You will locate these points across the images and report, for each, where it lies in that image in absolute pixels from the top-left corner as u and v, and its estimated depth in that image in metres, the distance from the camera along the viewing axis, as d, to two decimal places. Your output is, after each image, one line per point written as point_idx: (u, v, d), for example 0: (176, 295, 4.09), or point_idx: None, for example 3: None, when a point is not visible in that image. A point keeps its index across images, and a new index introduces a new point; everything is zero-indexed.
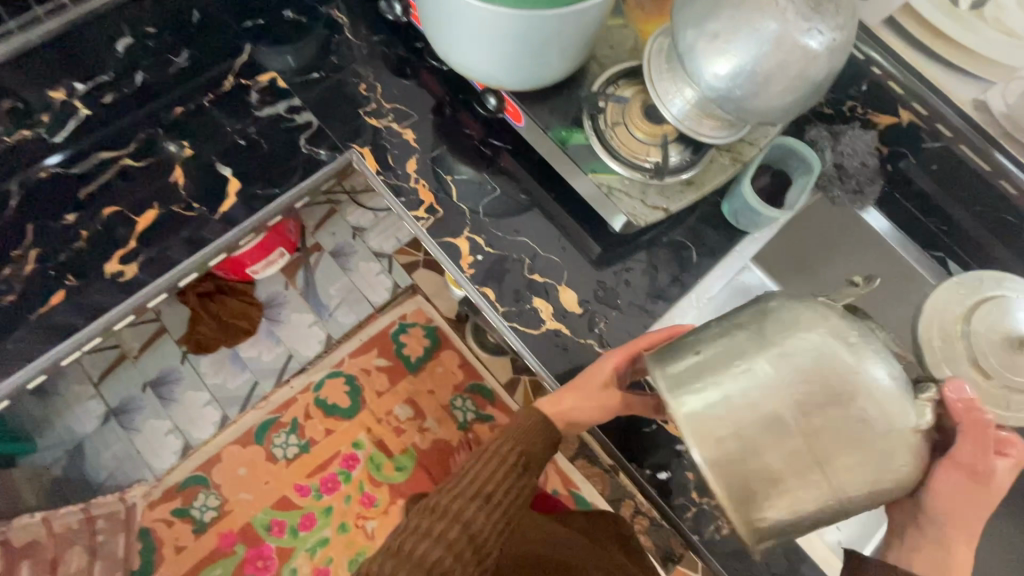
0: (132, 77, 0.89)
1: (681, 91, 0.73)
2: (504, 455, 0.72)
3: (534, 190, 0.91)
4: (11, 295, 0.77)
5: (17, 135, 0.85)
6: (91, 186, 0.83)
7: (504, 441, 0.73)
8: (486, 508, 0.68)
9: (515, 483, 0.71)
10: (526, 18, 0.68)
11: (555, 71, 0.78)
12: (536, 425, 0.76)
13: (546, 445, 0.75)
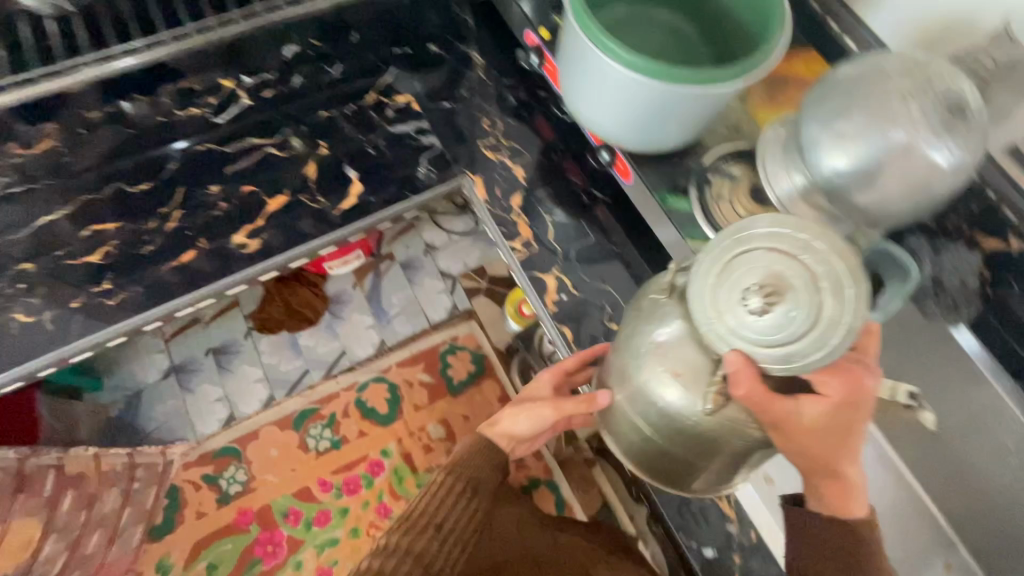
0: (289, 79, 1.02)
1: (792, 176, 0.75)
2: (450, 485, 0.77)
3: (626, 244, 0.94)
4: (148, 245, 0.86)
5: (188, 111, 0.96)
6: (236, 164, 0.93)
7: (446, 472, 0.78)
8: (437, 536, 0.74)
9: (464, 507, 0.78)
10: (658, 87, 0.73)
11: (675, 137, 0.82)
12: (475, 450, 0.81)
13: (491, 466, 0.82)
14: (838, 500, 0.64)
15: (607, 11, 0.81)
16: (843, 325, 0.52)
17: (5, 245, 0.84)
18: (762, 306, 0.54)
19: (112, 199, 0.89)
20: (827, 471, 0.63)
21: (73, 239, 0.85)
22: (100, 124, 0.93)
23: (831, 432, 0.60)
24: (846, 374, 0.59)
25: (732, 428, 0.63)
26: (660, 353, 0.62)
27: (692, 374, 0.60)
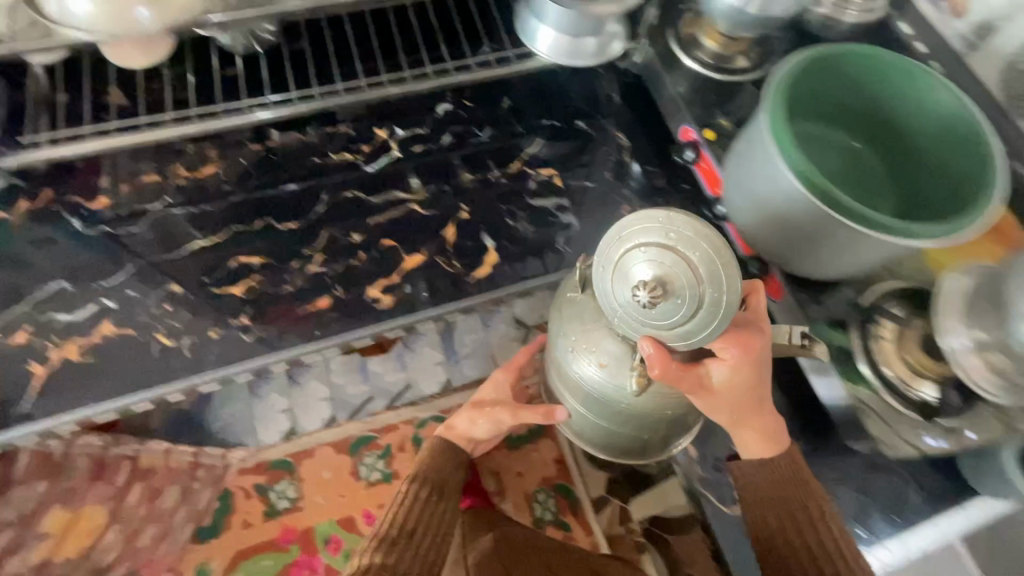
0: (440, 137, 1.02)
1: (976, 331, 0.69)
2: (415, 492, 0.85)
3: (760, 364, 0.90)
4: (288, 285, 0.87)
5: (340, 155, 0.98)
6: (379, 216, 0.94)
7: (412, 483, 0.86)
8: (410, 544, 0.80)
9: (437, 510, 0.85)
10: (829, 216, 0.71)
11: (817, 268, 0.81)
12: (432, 454, 0.91)
13: (454, 464, 0.92)
14: (761, 445, 0.76)
15: (804, 121, 0.78)
16: (720, 298, 0.64)
17: (158, 264, 0.87)
18: (649, 299, 0.65)
19: (260, 232, 0.91)
20: (746, 420, 0.75)
21: (219, 268, 0.87)
22: (259, 154, 0.97)
23: (744, 393, 0.72)
24: (743, 330, 0.71)
25: (658, 393, 0.78)
26: (594, 348, 0.78)
27: (620, 360, 0.77)
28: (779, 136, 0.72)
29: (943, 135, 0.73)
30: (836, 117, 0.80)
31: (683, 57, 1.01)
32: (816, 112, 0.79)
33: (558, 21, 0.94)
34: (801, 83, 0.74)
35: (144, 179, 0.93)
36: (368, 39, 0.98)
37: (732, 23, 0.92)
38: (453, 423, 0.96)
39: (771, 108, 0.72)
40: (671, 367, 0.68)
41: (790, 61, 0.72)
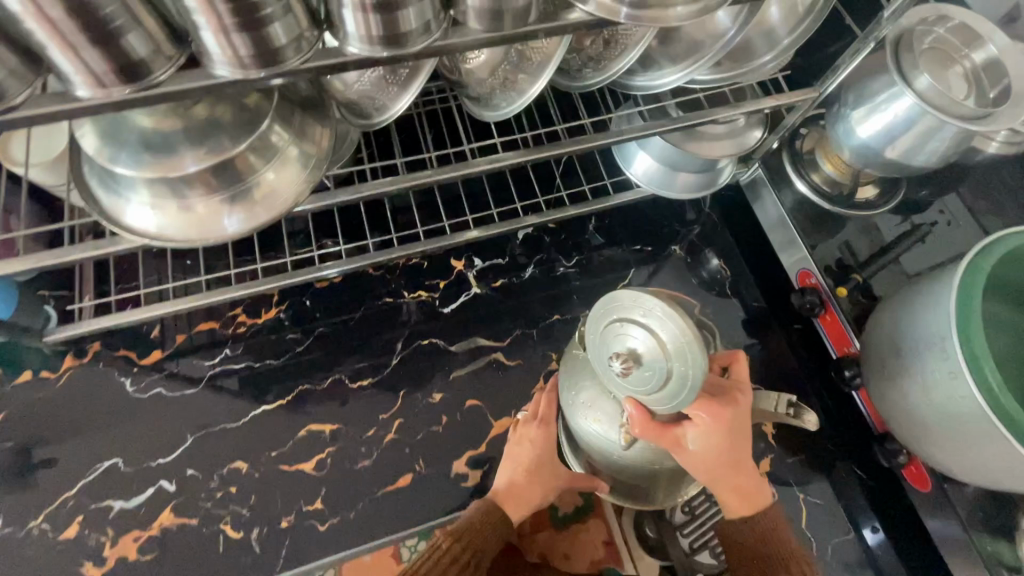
0: (522, 268, 0.92)
1: None
2: (451, 555, 0.62)
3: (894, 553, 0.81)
4: (365, 459, 0.78)
5: (415, 293, 0.88)
6: (462, 370, 0.85)
7: (452, 537, 0.64)
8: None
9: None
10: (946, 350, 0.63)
11: (923, 445, 0.70)
12: (485, 518, 0.67)
13: (497, 538, 0.67)
14: (738, 504, 0.66)
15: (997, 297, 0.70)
16: (688, 372, 0.55)
17: (219, 433, 0.78)
18: (623, 370, 0.58)
19: (333, 393, 0.82)
20: (725, 484, 0.65)
21: (288, 438, 0.79)
22: (326, 294, 0.87)
23: (718, 454, 0.62)
24: (712, 389, 0.63)
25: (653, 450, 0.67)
26: (590, 410, 0.69)
27: (610, 419, 0.67)
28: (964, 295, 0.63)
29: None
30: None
31: (795, 179, 0.89)
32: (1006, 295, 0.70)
33: (662, 152, 0.81)
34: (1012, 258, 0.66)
35: (198, 327, 0.84)
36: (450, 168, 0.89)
37: (855, 159, 0.81)
38: (516, 490, 0.71)
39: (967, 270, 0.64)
40: (645, 425, 0.61)
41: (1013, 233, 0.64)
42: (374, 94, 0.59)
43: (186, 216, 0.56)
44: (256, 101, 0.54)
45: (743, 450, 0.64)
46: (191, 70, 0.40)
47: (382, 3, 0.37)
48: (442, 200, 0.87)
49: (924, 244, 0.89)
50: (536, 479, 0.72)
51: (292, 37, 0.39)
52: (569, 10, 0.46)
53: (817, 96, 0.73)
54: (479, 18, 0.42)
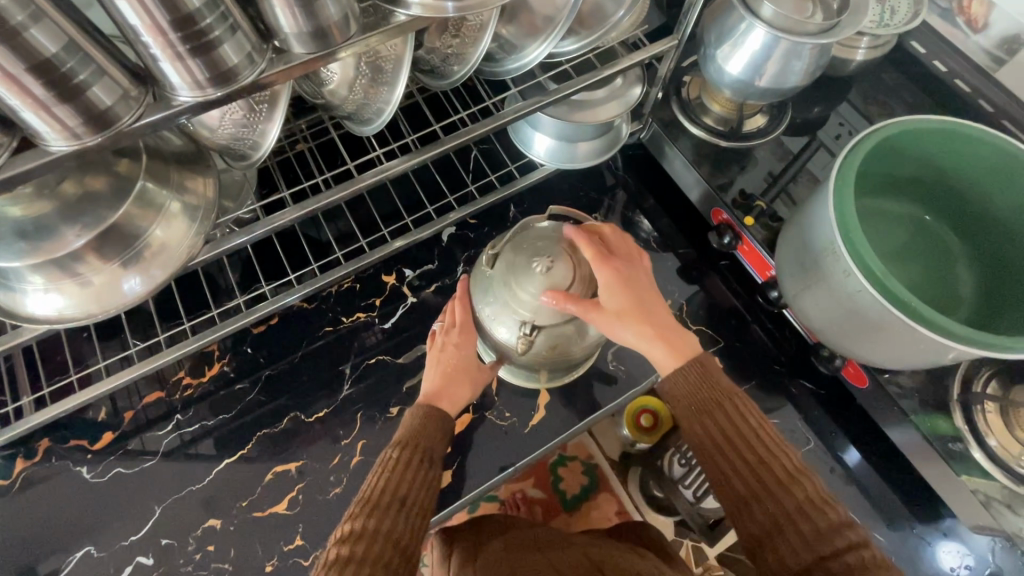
0: (453, 267, 0.94)
1: None
2: (406, 461, 0.64)
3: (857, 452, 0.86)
4: (336, 487, 0.79)
5: (354, 316, 0.90)
6: (414, 378, 0.86)
7: (400, 447, 0.65)
8: (404, 511, 0.60)
9: (423, 475, 0.64)
10: (844, 222, 0.64)
11: (839, 324, 0.71)
12: (424, 419, 0.69)
13: (443, 434, 0.69)
14: (663, 355, 0.64)
15: (882, 192, 0.75)
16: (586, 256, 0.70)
17: (186, 497, 0.78)
18: (547, 267, 0.67)
19: (291, 431, 0.82)
20: (648, 340, 0.65)
21: (255, 486, 0.79)
22: (265, 337, 0.88)
23: (624, 304, 0.65)
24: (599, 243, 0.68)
25: (557, 351, 0.74)
26: (495, 320, 0.73)
27: (510, 327, 0.72)
28: (847, 167, 0.65)
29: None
30: (931, 205, 0.74)
31: (689, 126, 0.93)
32: (896, 186, 0.74)
33: (555, 130, 0.85)
34: (918, 145, 0.67)
35: (147, 399, 0.83)
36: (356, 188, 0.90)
37: (736, 93, 0.85)
38: (445, 393, 0.73)
39: (854, 148, 0.65)
40: (562, 298, 0.65)
41: (928, 116, 0.64)
42: (242, 134, 0.59)
43: (86, 290, 0.55)
44: (125, 167, 0.55)
45: (650, 297, 0.67)
46: (27, 153, 0.41)
47: (195, 47, 0.39)
48: (356, 221, 0.88)
49: (821, 155, 0.93)
50: (462, 381, 0.75)
51: (115, 97, 0.40)
52: (392, 16, 0.48)
53: (677, 43, 0.76)
54: (301, 42, 0.43)
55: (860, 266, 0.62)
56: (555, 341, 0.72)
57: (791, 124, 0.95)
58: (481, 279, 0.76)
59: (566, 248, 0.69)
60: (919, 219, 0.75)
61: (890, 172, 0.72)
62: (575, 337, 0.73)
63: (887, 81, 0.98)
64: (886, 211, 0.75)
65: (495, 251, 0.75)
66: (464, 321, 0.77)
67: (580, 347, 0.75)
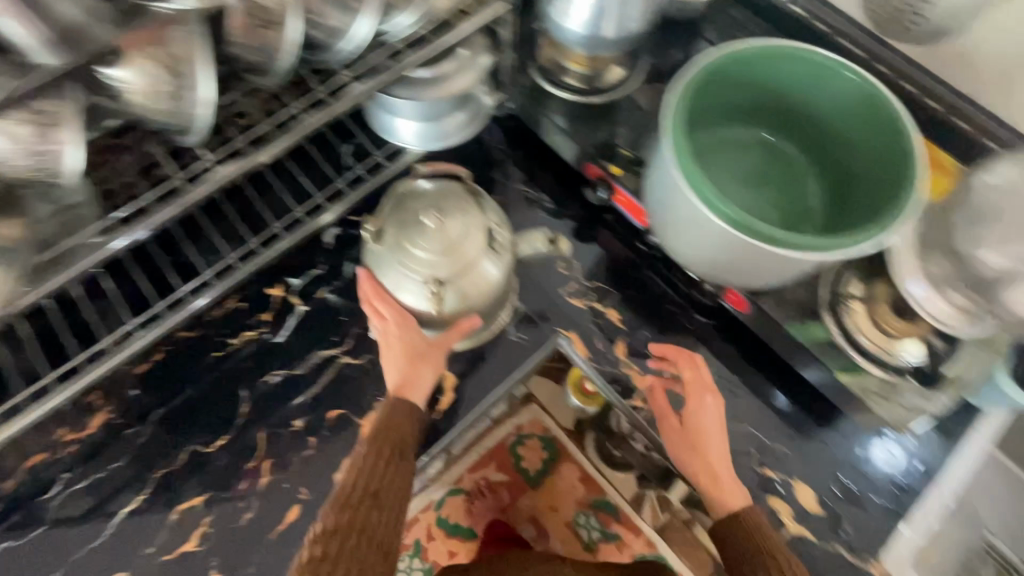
0: (341, 267, 0.91)
1: (931, 272, 0.71)
2: (376, 453, 0.67)
3: (756, 374, 0.88)
4: (247, 513, 0.77)
5: (243, 337, 0.86)
6: (313, 387, 0.83)
7: (370, 443, 0.69)
8: (377, 505, 0.64)
9: (397, 471, 0.67)
10: (682, 160, 0.65)
11: (703, 255, 0.73)
12: (392, 411, 0.72)
13: (411, 422, 0.72)
14: (710, 486, 0.74)
15: (730, 119, 0.77)
16: (466, 201, 0.81)
17: (89, 555, 0.74)
18: (437, 219, 0.78)
19: (191, 467, 0.79)
20: (698, 469, 0.75)
21: (160, 529, 0.76)
22: (150, 375, 0.83)
23: (695, 429, 0.77)
24: (691, 374, 0.80)
25: (469, 301, 0.80)
26: (400, 286, 0.79)
27: (418, 287, 0.78)
28: (679, 103, 0.65)
29: (864, 160, 0.70)
30: (777, 125, 0.77)
31: (551, 89, 0.93)
32: (742, 112, 0.76)
33: (415, 112, 0.84)
34: (734, 74, 0.70)
35: (29, 463, 0.78)
36: (219, 205, 0.86)
37: (589, 49, 0.85)
38: (407, 383, 0.76)
39: (684, 83, 0.66)
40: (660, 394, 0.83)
41: (736, 44, 0.67)
42: (41, 163, 0.52)
43: None
44: None
45: (715, 438, 0.76)
46: None
47: None
48: (224, 239, 0.84)
49: None
50: (418, 364, 0.76)
51: None
52: None
53: (510, 5, 0.75)
54: None
55: (708, 206, 0.64)
56: (463, 290, 0.79)
57: (651, 69, 0.97)
58: (376, 254, 0.80)
59: (442, 204, 0.79)
60: (767, 141, 0.78)
61: (730, 100, 0.74)
62: (479, 283, 0.80)
63: (736, 15, 1.01)
64: (737, 138, 0.78)
65: (377, 227, 0.80)
66: (394, 312, 0.78)
67: (486, 291, 0.81)
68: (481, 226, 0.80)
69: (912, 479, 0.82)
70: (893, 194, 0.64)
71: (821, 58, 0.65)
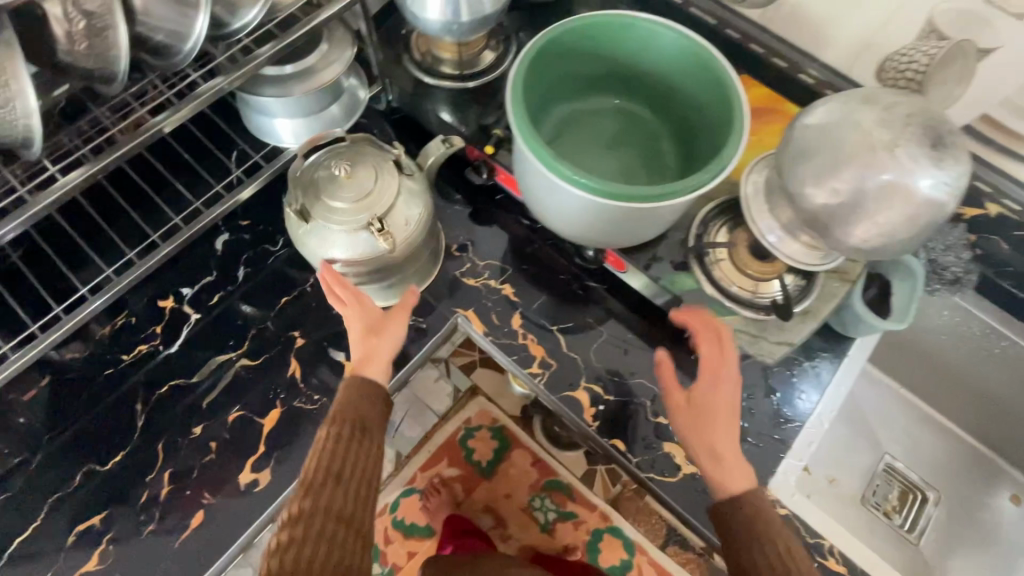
0: (233, 272, 0.91)
1: (779, 219, 0.76)
2: (339, 435, 0.66)
3: (648, 329, 0.92)
4: (149, 524, 0.77)
5: (135, 352, 0.85)
6: (211, 393, 0.84)
7: (331, 424, 0.68)
8: (343, 486, 0.64)
9: (363, 448, 0.67)
10: (527, 136, 0.68)
11: (569, 224, 0.77)
12: (353, 391, 0.70)
13: (373, 399, 0.70)
14: (714, 467, 0.68)
15: (576, 90, 0.83)
16: (364, 145, 0.79)
17: None
18: (344, 166, 0.74)
19: (88, 487, 0.79)
20: (700, 447, 0.70)
21: (60, 551, 0.76)
22: (39, 402, 0.82)
23: (711, 407, 0.71)
24: (710, 350, 0.74)
25: (412, 234, 0.78)
26: (337, 247, 0.75)
27: (353, 238, 0.74)
28: (519, 81, 0.68)
29: (702, 117, 0.76)
30: (619, 91, 0.84)
31: (423, 76, 0.95)
32: (586, 83, 0.82)
33: (286, 110, 0.85)
34: (577, 45, 0.75)
35: None
36: (95, 222, 0.85)
37: (452, 35, 0.87)
38: (368, 356, 0.73)
39: (524, 61, 0.69)
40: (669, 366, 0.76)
41: (566, 19, 0.71)
42: None
43: None
44: None
45: (730, 408, 0.71)
46: None
47: None
48: (101, 256, 0.83)
49: None
50: (380, 336, 0.74)
51: None
52: None
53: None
54: None
55: (555, 174, 0.68)
56: (407, 222, 0.77)
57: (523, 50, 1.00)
58: (309, 230, 0.75)
59: (339, 158, 0.75)
60: (612, 106, 0.85)
61: (572, 73, 0.79)
62: (413, 213, 0.78)
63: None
64: (583, 107, 0.85)
65: (299, 208, 0.74)
66: (351, 293, 0.74)
67: (417, 222, 0.78)
68: (387, 159, 0.77)
69: (793, 410, 0.88)
70: (722, 144, 0.70)
71: (648, 24, 0.71)
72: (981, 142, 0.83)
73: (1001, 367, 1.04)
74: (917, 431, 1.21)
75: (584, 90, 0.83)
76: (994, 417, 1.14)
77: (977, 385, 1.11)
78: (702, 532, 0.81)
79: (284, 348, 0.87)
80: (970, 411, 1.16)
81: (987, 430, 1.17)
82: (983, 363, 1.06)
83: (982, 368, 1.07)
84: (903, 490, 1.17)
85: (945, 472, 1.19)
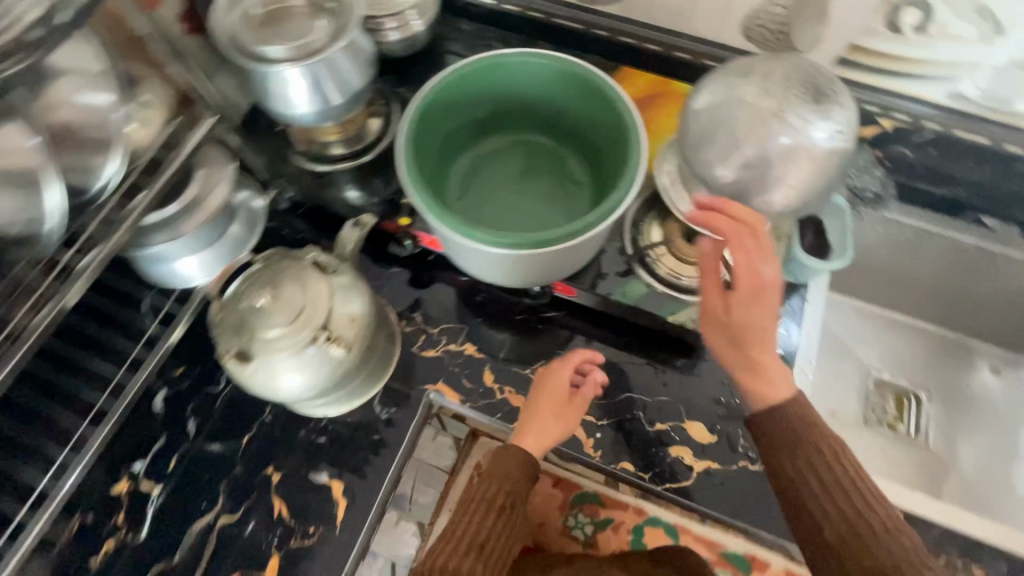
0: (182, 428, 0.84)
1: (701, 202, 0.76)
2: (492, 501, 0.69)
3: (619, 342, 0.91)
4: None
5: (103, 551, 0.78)
6: (200, 565, 0.78)
7: (490, 484, 0.70)
8: (485, 554, 0.65)
9: (508, 516, 0.69)
10: (434, 209, 0.65)
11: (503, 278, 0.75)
12: (513, 459, 0.73)
13: (523, 474, 0.73)
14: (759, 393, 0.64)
15: (467, 137, 0.82)
16: (277, 258, 0.73)
17: None
18: (264, 299, 0.68)
19: None
20: (745, 364, 0.64)
21: None
22: None
23: (739, 322, 0.63)
24: (741, 243, 0.62)
25: (361, 324, 0.73)
26: (288, 377, 0.69)
27: (301, 360, 0.69)
28: (409, 156, 0.66)
29: (595, 131, 0.76)
30: (510, 126, 0.83)
31: (320, 167, 0.92)
32: (476, 127, 0.81)
33: (186, 250, 0.80)
34: (454, 98, 0.73)
35: None
36: None
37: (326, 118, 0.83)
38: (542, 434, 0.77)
39: (407, 135, 0.67)
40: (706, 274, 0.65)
41: (434, 79, 0.69)
42: None
43: None
44: None
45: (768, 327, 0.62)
46: None
47: None
48: None
49: None
50: (561, 413, 0.79)
51: None
52: None
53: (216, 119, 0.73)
54: None
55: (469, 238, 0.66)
56: (353, 317, 0.72)
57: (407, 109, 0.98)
58: (252, 374, 0.69)
59: (260, 283, 0.70)
60: (508, 142, 0.84)
61: (459, 123, 0.78)
62: (353, 307, 0.73)
63: (465, 28, 1.04)
64: (481, 152, 0.84)
65: (235, 351, 0.69)
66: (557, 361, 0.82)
67: (362, 313, 0.73)
68: (306, 266, 0.72)
69: None
70: (623, 155, 0.70)
71: (518, 58, 0.70)
72: (855, 70, 0.86)
73: (942, 257, 1.08)
74: (890, 339, 1.24)
75: (475, 136, 0.83)
76: (952, 305, 1.17)
77: (927, 281, 1.15)
78: (733, 523, 0.81)
79: (263, 489, 0.82)
80: (929, 305, 1.20)
81: (949, 318, 1.21)
82: (924, 258, 1.10)
83: (925, 264, 1.11)
84: (898, 399, 1.19)
85: (926, 368, 1.21)
